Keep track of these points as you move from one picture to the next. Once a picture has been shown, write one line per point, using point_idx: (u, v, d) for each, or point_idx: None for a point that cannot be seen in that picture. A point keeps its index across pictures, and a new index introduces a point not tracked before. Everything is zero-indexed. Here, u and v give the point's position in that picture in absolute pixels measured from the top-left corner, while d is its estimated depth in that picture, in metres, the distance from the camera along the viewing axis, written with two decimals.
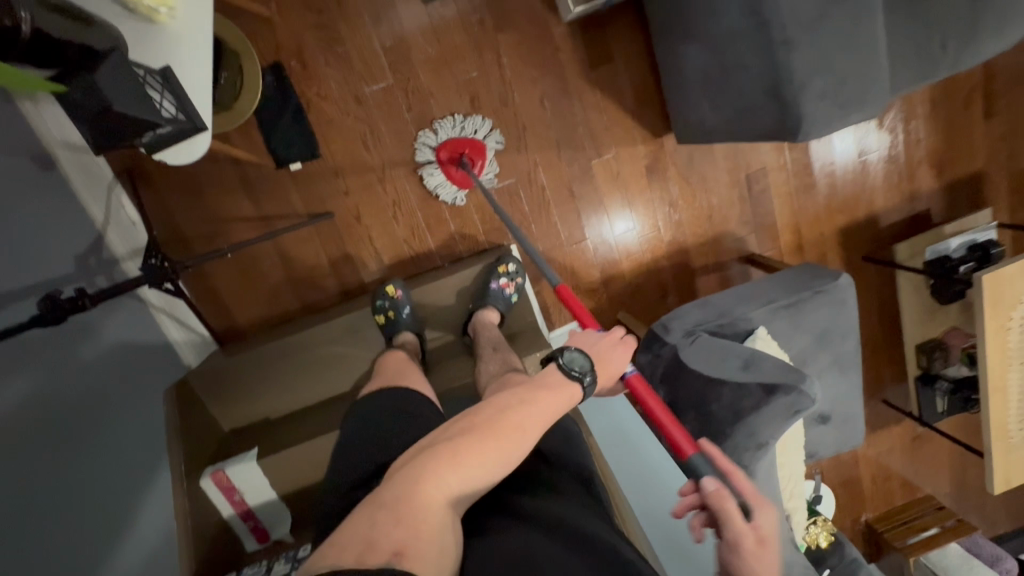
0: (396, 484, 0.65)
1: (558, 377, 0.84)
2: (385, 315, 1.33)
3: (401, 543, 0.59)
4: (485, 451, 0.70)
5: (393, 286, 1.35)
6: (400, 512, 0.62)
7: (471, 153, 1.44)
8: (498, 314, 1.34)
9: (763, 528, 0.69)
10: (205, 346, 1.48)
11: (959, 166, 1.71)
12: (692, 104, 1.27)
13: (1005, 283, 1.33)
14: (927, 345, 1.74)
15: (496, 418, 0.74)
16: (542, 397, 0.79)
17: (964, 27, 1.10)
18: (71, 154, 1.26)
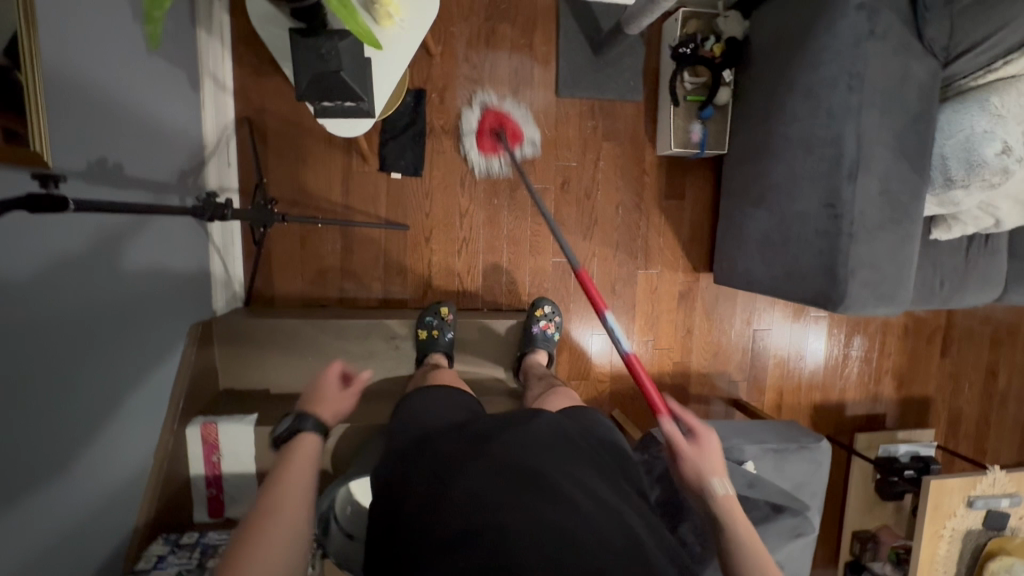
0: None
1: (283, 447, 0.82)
2: (428, 331, 1.38)
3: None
4: (275, 523, 0.71)
5: (445, 307, 1.42)
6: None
7: (510, 134, 1.56)
8: (545, 357, 1.44)
9: (703, 441, 0.94)
10: (234, 300, 1.46)
11: (914, 386, 2.01)
12: (746, 256, 1.50)
13: (947, 492, 1.53)
14: (863, 534, 1.89)
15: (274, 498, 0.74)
16: (297, 458, 0.79)
17: (958, 277, 1.42)
18: (212, 87, 1.35)
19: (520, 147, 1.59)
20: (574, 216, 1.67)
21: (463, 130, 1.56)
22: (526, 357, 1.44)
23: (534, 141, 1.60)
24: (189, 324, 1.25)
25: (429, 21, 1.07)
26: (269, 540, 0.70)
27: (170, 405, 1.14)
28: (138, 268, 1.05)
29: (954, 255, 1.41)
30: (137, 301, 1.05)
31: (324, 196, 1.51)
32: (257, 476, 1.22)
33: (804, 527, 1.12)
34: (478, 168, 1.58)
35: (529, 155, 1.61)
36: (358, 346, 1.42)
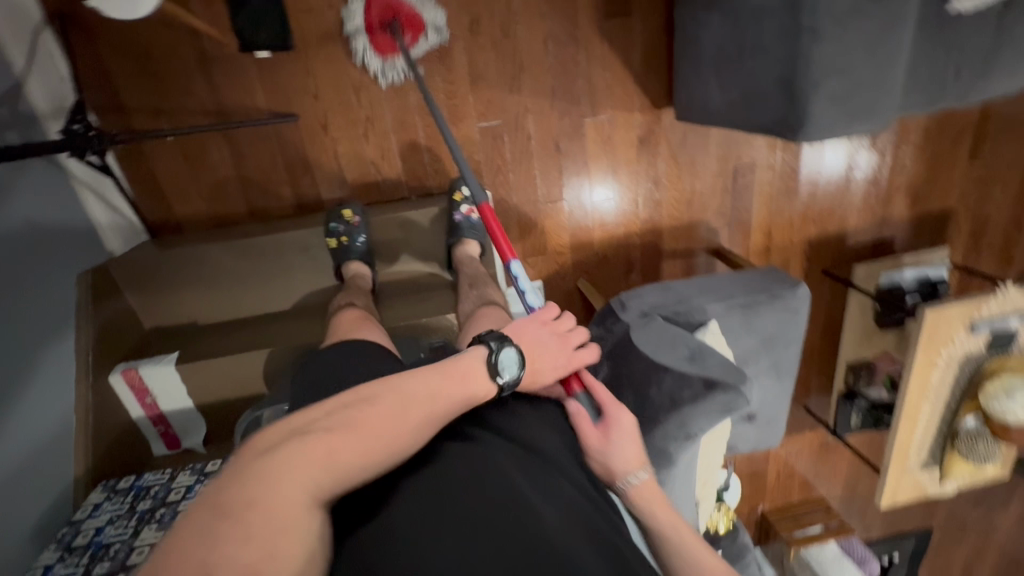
0: (250, 484, 0.48)
1: (465, 363, 0.67)
2: (336, 239, 1.25)
3: (247, 571, 0.43)
4: (369, 440, 0.55)
5: (350, 209, 1.27)
6: (251, 529, 0.45)
7: (405, 23, 1.27)
8: (478, 246, 1.29)
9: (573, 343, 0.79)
10: (133, 236, 1.34)
11: (932, 201, 1.74)
12: (702, 80, 1.20)
13: (943, 320, 1.38)
14: (858, 365, 1.81)
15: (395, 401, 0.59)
16: (457, 368, 0.66)
17: (980, 62, 1.08)
18: None
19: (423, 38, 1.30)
20: (494, 65, 1.36)
21: (352, 33, 1.28)
22: (455, 249, 1.30)
23: (440, 26, 1.29)
24: (77, 274, 1.16)
25: None
26: (355, 456, 0.54)
27: (79, 360, 1.11)
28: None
29: (980, 29, 1.06)
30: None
31: (189, 98, 1.27)
32: (198, 409, 1.22)
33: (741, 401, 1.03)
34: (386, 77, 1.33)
35: (436, 44, 1.31)
36: (274, 264, 1.32)
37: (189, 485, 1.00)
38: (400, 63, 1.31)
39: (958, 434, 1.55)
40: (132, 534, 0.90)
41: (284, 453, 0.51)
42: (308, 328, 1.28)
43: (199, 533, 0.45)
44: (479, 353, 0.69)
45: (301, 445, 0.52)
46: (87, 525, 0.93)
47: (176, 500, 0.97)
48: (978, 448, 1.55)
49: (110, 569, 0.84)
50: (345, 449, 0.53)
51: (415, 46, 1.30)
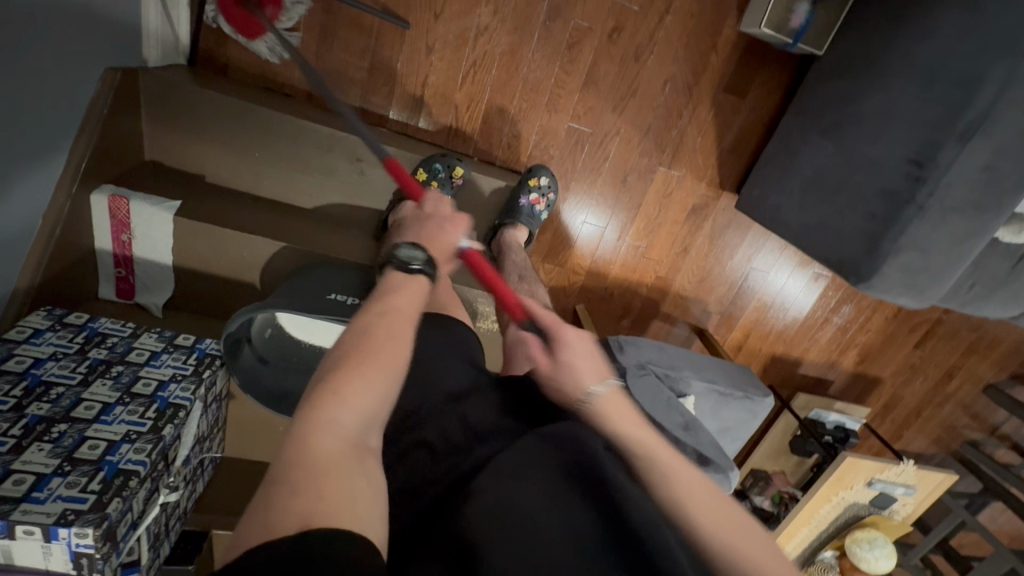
0: (280, 454, 0.50)
1: (396, 275, 0.68)
2: (429, 178, 1.21)
3: (307, 514, 0.45)
4: (364, 378, 0.54)
5: (462, 169, 1.24)
6: (298, 482, 0.47)
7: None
8: (526, 235, 1.28)
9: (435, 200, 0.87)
10: (174, 55, 1.16)
11: (873, 366, 2.00)
12: (784, 189, 1.29)
13: (856, 470, 1.58)
14: (759, 473, 2.04)
15: (355, 337, 0.58)
16: (407, 306, 0.63)
17: (991, 286, 1.27)
18: None
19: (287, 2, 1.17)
20: (612, 77, 1.36)
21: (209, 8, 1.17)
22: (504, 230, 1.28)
23: None
24: (104, 68, 0.98)
25: None
26: (347, 390, 0.53)
27: (72, 162, 0.94)
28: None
29: (1004, 260, 1.25)
30: (43, 15, 0.80)
31: None
32: (174, 268, 1.08)
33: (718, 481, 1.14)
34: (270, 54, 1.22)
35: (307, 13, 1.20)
36: (316, 157, 1.19)
37: (156, 351, 0.88)
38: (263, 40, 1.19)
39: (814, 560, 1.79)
40: (80, 382, 0.78)
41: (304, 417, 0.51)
42: (328, 240, 1.18)
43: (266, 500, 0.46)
44: (388, 270, 0.69)
45: (313, 412, 0.51)
46: (24, 350, 0.79)
47: (138, 362, 0.85)
48: None
49: (50, 414, 0.72)
50: (344, 389, 0.53)
51: (278, 19, 1.18)
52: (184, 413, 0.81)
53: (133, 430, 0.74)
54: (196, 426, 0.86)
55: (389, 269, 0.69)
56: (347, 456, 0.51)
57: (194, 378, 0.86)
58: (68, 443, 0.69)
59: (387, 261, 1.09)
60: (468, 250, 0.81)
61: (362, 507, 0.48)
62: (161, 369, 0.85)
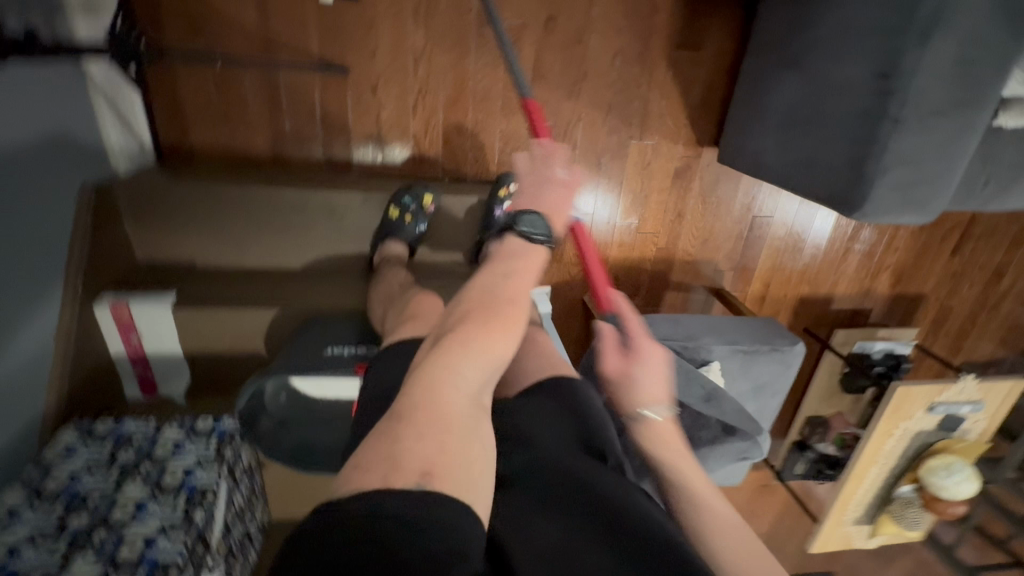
0: (410, 392, 0.55)
1: (518, 243, 0.78)
2: (401, 213, 1.22)
3: (428, 462, 0.48)
4: (493, 336, 0.61)
5: (431, 197, 1.26)
6: (421, 422, 0.51)
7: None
8: (513, 244, 1.26)
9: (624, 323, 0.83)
10: (142, 155, 1.22)
11: (911, 285, 1.89)
12: (759, 131, 1.23)
13: (911, 397, 1.50)
14: (815, 420, 1.97)
15: (488, 292, 0.67)
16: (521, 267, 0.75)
17: (1008, 178, 1.18)
18: None
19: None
20: (560, 65, 1.34)
21: None
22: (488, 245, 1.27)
23: None
24: (77, 187, 1.04)
25: None
26: (478, 345, 0.60)
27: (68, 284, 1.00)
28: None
29: (1018, 147, 1.15)
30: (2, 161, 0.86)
31: (238, 22, 1.17)
32: (185, 357, 1.13)
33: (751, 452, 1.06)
34: None
35: None
36: (291, 216, 1.23)
37: (179, 442, 0.92)
38: None
39: (892, 498, 1.70)
40: (113, 487, 0.83)
41: (439, 365, 0.57)
42: (317, 293, 1.21)
43: (390, 433, 0.50)
44: (510, 234, 0.79)
45: (442, 365, 0.57)
46: (59, 469, 0.85)
47: (163, 456, 0.90)
48: (908, 514, 1.68)
49: (89, 523, 0.77)
50: (471, 345, 0.60)
51: None
52: (211, 495, 0.85)
53: (166, 523, 0.79)
54: (229, 508, 0.90)
55: (511, 237, 0.79)
56: (469, 417, 0.55)
57: (217, 459, 0.90)
58: (109, 549, 0.74)
59: (375, 296, 1.11)
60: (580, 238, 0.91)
61: (477, 465, 0.51)
62: (185, 459, 0.89)
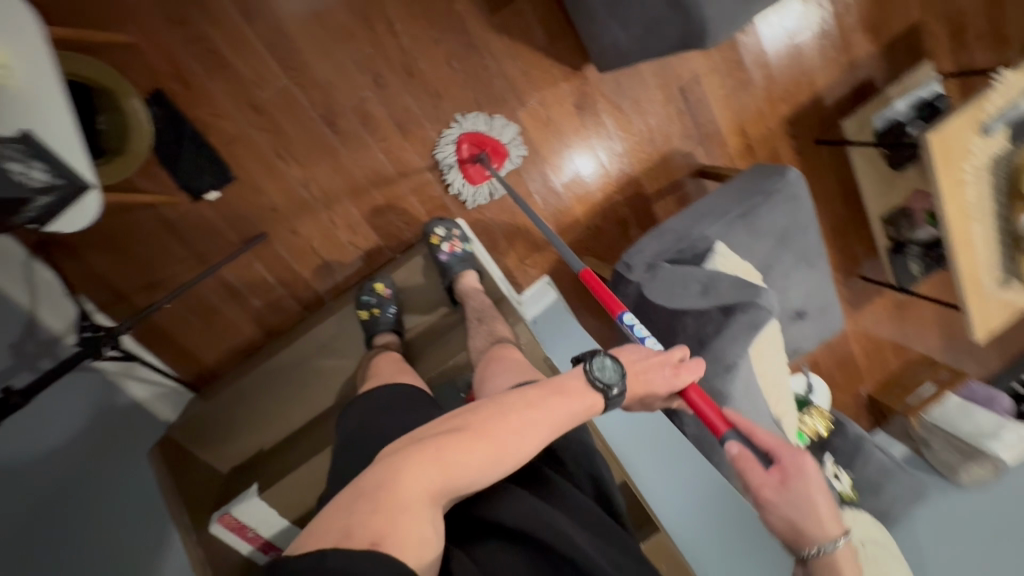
0: (381, 472, 0.62)
1: (578, 383, 0.75)
2: (369, 312, 1.32)
3: (381, 533, 0.56)
4: (477, 448, 0.65)
5: (381, 283, 1.34)
6: (381, 502, 0.59)
7: (490, 153, 1.45)
8: (476, 274, 1.36)
9: (789, 471, 0.71)
10: (181, 397, 1.45)
11: (893, 24, 1.65)
12: (602, 26, 1.19)
13: (949, 137, 1.33)
14: (892, 215, 1.74)
15: (493, 412, 0.68)
16: (560, 388, 0.74)
17: None
18: None
19: (506, 162, 1.48)
20: (414, 104, 1.40)
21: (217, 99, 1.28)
22: (456, 286, 1.36)
23: None
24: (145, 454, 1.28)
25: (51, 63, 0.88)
26: (467, 466, 0.64)
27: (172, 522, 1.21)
28: (55, 455, 1.08)
29: None
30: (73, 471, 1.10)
31: (171, 261, 1.36)
32: (295, 522, 1.27)
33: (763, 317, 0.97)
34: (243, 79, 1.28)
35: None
36: (300, 370, 1.37)
37: None
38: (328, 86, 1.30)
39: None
40: None
41: (410, 457, 0.63)
42: None
43: (352, 508, 0.59)
44: (577, 368, 0.77)
45: (417, 452, 0.63)
46: None
47: None
48: None
49: None
50: (462, 465, 0.63)
51: None
52: None
53: None
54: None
55: (577, 370, 0.77)
56: (427, 504, 0.61)
57: None
58: None
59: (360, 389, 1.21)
60: (687, 387, 0.78)
61: (417, 546, 0.58)
62: None
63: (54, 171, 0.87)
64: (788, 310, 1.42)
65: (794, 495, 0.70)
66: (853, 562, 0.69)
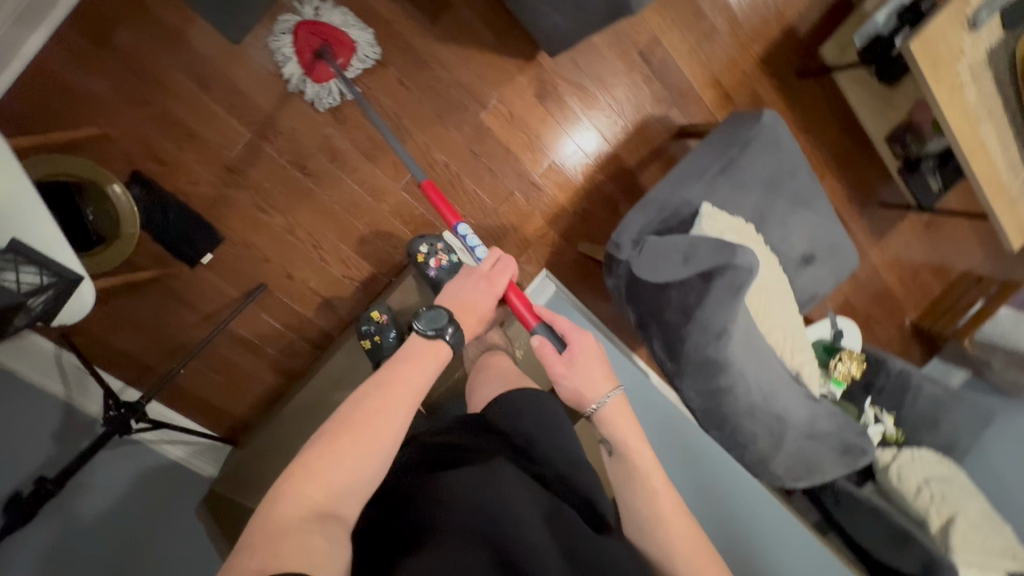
0: (258, 512, 0.58)
1: (417, 343, 0.77)
2: (371, 340, 1.34)
3: (267, 560, 0.52)
4: (341, 447, 0.63)
5: (376, 310, 1.36)
6: (264, 537, 0.55)
7: (333, 45, 1.28)
8: None
9: (578, 352, 0.86)
10: (220, 450, 1.50)
11: None
12: (537, 12, 1.17)
13: (935, 39, 1.23)
14: (897, 133, 1.63)
15: (350, 408, 0.67)
16: (407, 359, 0.74)
17: None
18: (11, 344, 1.20)
19: (356, 54, 1.31)
20: (376, 130, 1.41)
21: (193, 164, 1.34)
22: None
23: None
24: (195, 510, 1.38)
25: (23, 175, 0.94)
26: (336, 470, 0.62)
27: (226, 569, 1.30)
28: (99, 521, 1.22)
29: None
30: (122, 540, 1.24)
31: (183, 328, 1.43)
32: None
33: (745, 276, 0.92)
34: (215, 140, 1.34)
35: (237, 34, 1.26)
36: (320, 409, 1.40)
37: None
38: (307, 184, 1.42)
39: None
40: None
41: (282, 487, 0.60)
42: None
43: (235, 559, 0.54)
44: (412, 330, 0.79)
45: (286, 480, 0.60)
46: None
47: None
48: None
49: None
50: (331, 470, 0.61)
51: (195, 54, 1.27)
52: None
53: None
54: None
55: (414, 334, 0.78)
56: (315, 518, 0.58)
57: None
58: None
59: None
60: (504, 290, 0.91)
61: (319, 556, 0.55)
62: None
63: (42, 272, 0.94)
64: (795, 256, 1.36)
65: (576, 371, 0.85)
66: (622, 411, 0.83)
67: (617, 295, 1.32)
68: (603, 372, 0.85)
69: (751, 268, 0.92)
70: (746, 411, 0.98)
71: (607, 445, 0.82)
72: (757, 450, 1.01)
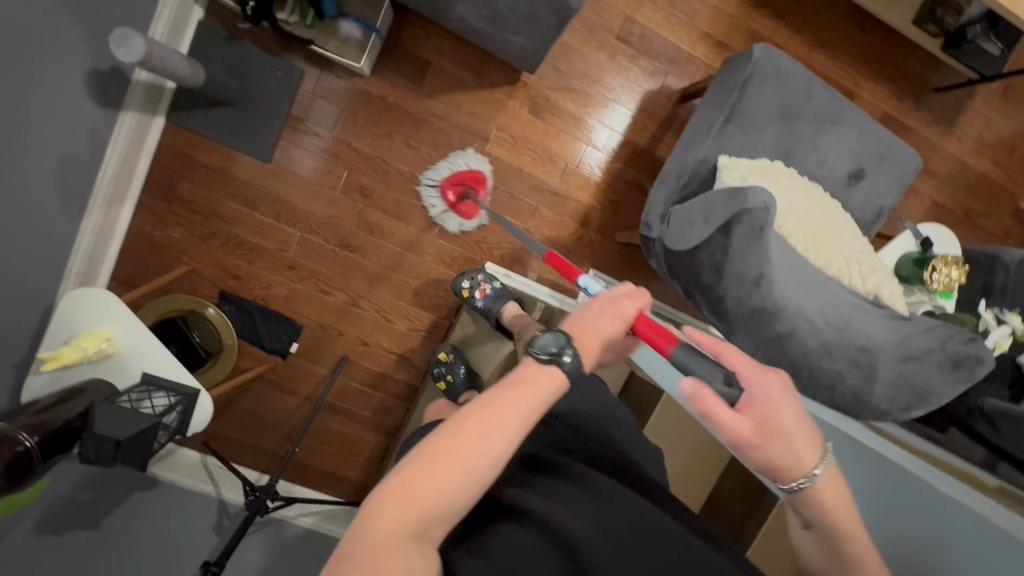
0: (356, 526, 0.54)
1: (531, 368, 0.65)
2: (445, 379, 1.45)
3: None
4: (446, 474, 0.56)
5: (443, 351, 1.47)
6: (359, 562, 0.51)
7: (472, 184, 1.53)
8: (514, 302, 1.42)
9: (762, 396, 0.63)
10: (349, 512, 1.66)
11: None
12: (501, 40, 1.25)
13: None
14: (925, 13, 1.47)
15: (451, 429, 0.58)
16: (518, 377, 0.64)
17: None
18: (167, 463, 1.47)
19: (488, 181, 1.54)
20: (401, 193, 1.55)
21: (262, 271, 1.54)
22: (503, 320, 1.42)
23: (102, 264, 1.44)
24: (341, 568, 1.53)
25: (137, 321, 1.15)
26: (439, 493, 0.55)
27: None
28: None
29: None
30: None
31: (291, 412, 1.62)
32: None
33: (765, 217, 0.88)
34: (275, 246, 1.54)
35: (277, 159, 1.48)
36: None
37: None
38: (389, 291, 1.59)
39: None
40: None
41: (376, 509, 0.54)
42: None
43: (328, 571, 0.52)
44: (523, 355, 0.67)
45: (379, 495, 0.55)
46: None
47: None
48: None
49: None
50: (434, 495, 0.55)
51: (241, 182, 1.50)
52: None
53: None
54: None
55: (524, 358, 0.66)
56: (415, 546, 0.53)
57: None
58: None
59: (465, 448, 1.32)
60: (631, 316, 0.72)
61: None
62: None
63: (170, 392, 1.14)
64: (840, 177, 1.27)
65: (766, 436, 0.62)
66: (834, 481, 0.62)
67: (661, 271, 1.30)
68: (800, 424, 0.62)
69: (766, 207, 0.87)
70: (821, 351, 0.91)
71: (799, 518, 0.63)
72: (848, 388, 0.92)
